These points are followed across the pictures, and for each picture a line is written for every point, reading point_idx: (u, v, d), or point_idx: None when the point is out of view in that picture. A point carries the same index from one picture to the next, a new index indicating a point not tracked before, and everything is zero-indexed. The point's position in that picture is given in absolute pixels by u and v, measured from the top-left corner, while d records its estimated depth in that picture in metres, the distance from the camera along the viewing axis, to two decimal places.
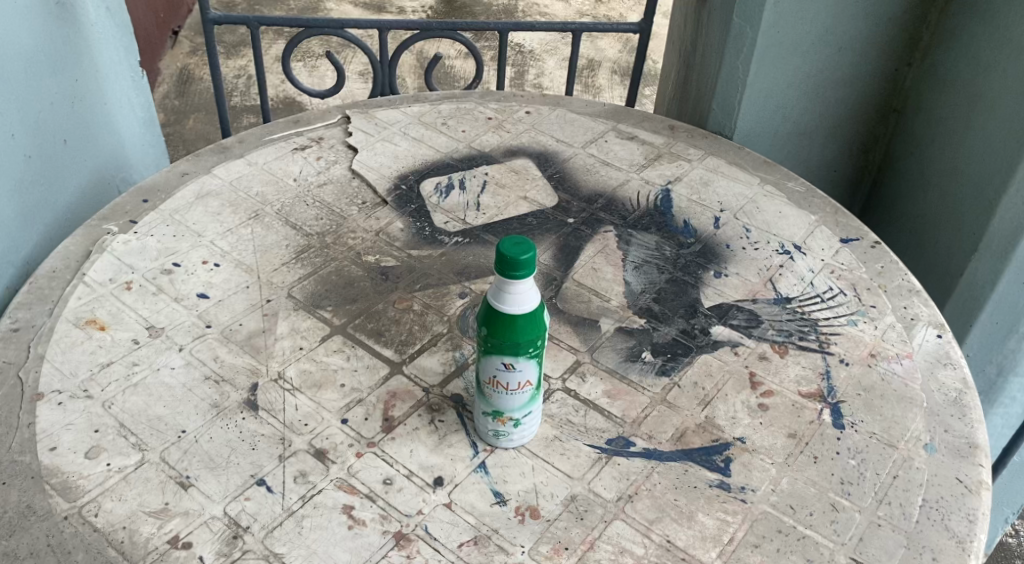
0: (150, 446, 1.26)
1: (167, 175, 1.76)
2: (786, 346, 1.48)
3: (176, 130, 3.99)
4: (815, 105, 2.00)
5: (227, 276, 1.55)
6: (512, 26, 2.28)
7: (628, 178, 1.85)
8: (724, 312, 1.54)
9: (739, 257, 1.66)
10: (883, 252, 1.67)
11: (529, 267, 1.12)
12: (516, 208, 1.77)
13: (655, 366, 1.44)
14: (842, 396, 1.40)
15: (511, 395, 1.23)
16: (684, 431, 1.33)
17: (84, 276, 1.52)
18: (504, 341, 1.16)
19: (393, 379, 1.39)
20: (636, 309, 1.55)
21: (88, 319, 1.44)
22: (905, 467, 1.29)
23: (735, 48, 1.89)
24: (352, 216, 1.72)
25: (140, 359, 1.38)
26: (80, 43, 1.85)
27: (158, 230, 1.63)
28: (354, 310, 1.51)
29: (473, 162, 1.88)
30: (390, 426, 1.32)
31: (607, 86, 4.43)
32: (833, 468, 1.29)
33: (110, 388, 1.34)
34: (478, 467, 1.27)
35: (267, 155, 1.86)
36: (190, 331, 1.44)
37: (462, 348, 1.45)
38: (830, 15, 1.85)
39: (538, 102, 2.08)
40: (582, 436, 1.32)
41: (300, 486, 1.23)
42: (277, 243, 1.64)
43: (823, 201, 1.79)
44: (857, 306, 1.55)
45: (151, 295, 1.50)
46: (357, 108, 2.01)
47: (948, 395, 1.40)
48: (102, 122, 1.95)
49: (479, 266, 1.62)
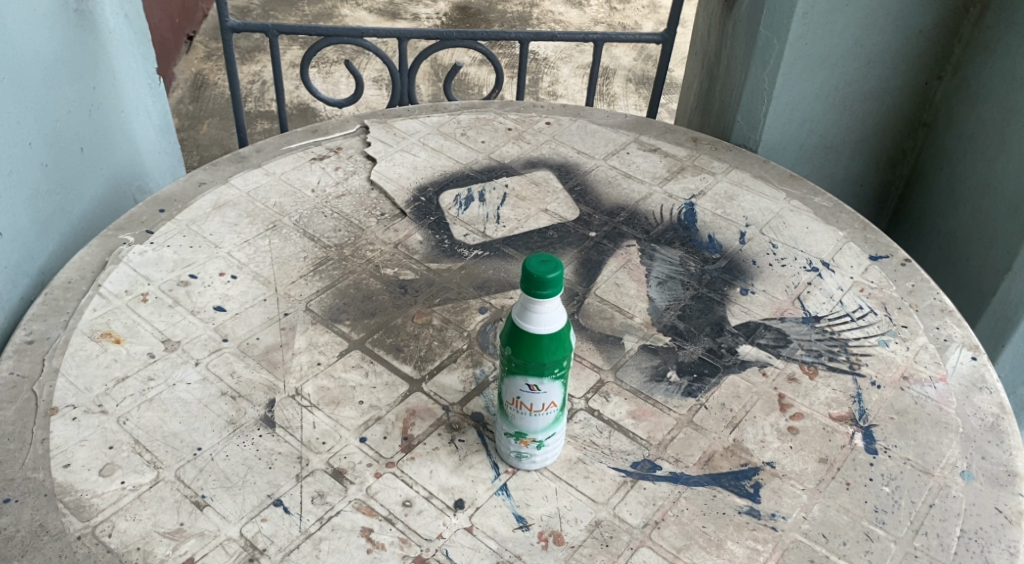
0: (165, 464, 1.23)
1: (184, 185, 1.74)
2: (815, 367, 1.44)
3: (190, 135, 3.99)
4: (842, 118, 1.96)
5: (244, 288, 1.52)
6: (533, 35, 2.25)
7: (651, 191, 1.82)
8: (751, 330, 1.50)
9: (766, 274, 1.62)
10: (914, 270, 1.63)
11: (555, 286, 1.08)
12: (537, 220, 1.74)
13: (681, 387, 1.40)
14: (874, 419, 1.36)
15: (535, 417, 1.19)
16: (711, 455, 1.30)
17: (99, 287, 1.50)
18: (528, 361, 1.13)
19: (412, 397, 1.36)
20: (661, 326, 1.51)
21: (104, 332, 1.42)
22: (941, 495, 1.25)
23: (761, 60, 1.86)
24: (370, 228, 1.70)
25: (156, 374, 1.36)
26: (98, 50, 1.84)
27: (174, 241, 1.61)
28: (373, 325, 1.48)
29: (493, 174, 1.85)
30: (409, 445, 1.29)
31: (622, 94, 4.41)
32: (866, 496, 1.25)
33: (125, 403, 1.31)
34: (500, 490, 1.23)
35: (285, 165, 1.83)
36: (207, 345, 1.41)
37: (483, 364, 1.42)
38: (859, 27, 1.81)
39: (559, 112, 2.05)
40: (606, 459, 1.29)
41: (317, 507, 1.20)
42: (294, 255, 1.61)
43: (850, 217, 1.75)
44: (888, 326, 1.51)
45: (166, 307, 1.47)
46: (375, 117, 1.99)
47: (985, 421, 1.36)
48: (119, 129, 1.93)
49: (499, 280, 1.59)
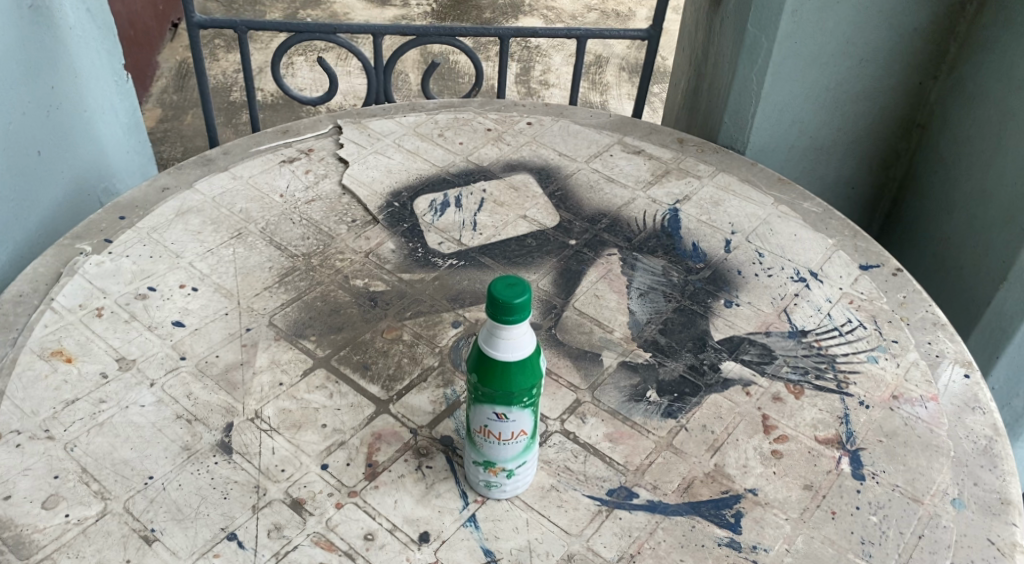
0: (113, 495, 1.16)
1: (146, 190, 1.67)
2: (801, 386, 1.38)
3: (173, 126, 3.90)
4: (833, 119, 1.89)
5: (206, 301, 1.45)
6: (515, 31, 2.16)
7: (634, 196, 1.75)
8: (735, 346, 1.44)
9: (752, 285, 1.56)
10: (905, 280, 1.57)
11: (523, 311, 1.02)
12: (515, 227, 1.67)
13: (661, 407, 1.34)
14: (861, 442, 1.30)
15: (503, 445, 1.12)
16: (691, 481, 1.24)
17: (52, 301, 1.42)
18: (495, 390, 1.06)
19: (378, 419, 1.29)
20: (642, 341, 1.45)
21: (54, 350, 1.35)
22: (931, 526, 1.19)
23: (749, 59, 1.79)
24: (341, 236, 1.63)
25: (108, 396, 1.29)
26: (55, 48, 1.76)
27: (135, 250, 1.54)
28: (339, 340, 1.41)
29: (471, 178, 1.78)
30: (373, 472, 1.22)
31: (614, 83, 4.33)
32: (852, 526, 1.19)
33: (73, 428, 1.24)
34: (467, 521, 1.17)
35: (253, 168, 1.76)
36: (163, 364, 1.34)
37: (454, 384, 1.35)
38: (852, 25, 1.74)
39: (541, 111, 1.98)
40: (581, 486, 1.23)
41: (273, 541, 1.13)
42: (259, 265, 1.54)
43: (841, 223, 1.69)
44: (877, 341, 1.45)
45: (122, 322, 1.40)
46: (349, 117, 1.91)
47: (978, 444, 1.30)
48: (82, 130, 1.86)
49: (474, 291, 1.52)
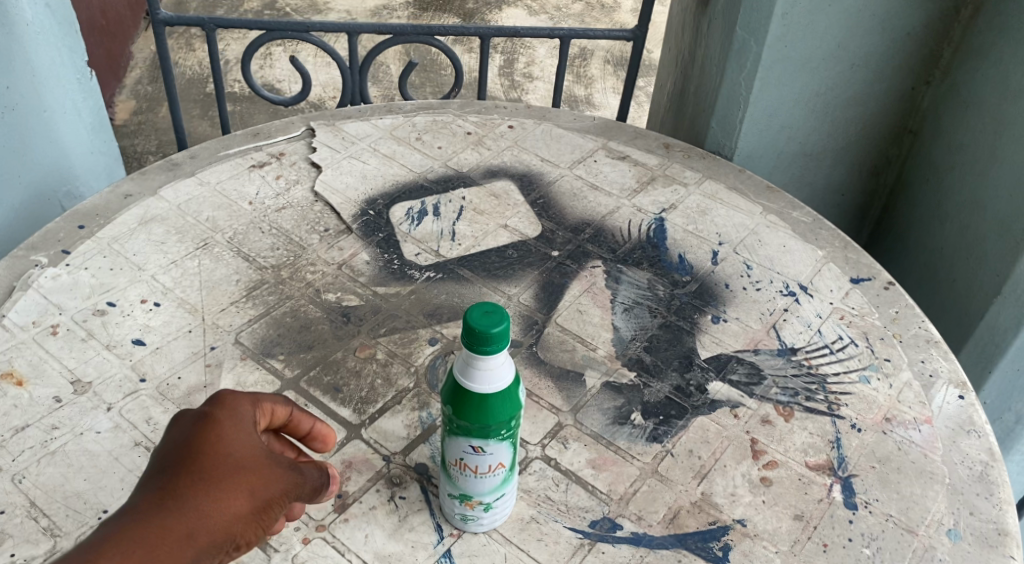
0: (64, 531, 1.10)
1: (107, 197, 1.59)
2: (791, 408, 1.32)
3: (148, 118, 3.80)
4: (822, 124, 1.84)
5: (168, 317, 1.38)
6: (495, 30, 2.08)
7: (619, 205, 1.69)
8: (722, 364, 1.38)
9: (740, 300, 1.50)
10: (898, 295, 1.52)
11: (501, 341, 0.96)
12: (495, 237, 1.60)
13: (646, 431, 1.28)
14: (854, 469, 1.25)
15: (480, 479, 1.06)
16: (677, 511, 1.18)
17: (3, 318, 1.35)
18: (472, 423, 1.00)
19: (350, 446, 1.23)
20: (626, 360, 1.39)
21: (4, 372, 1.27)
22: (926, 559, 1.15)
23: (738, 63, 1.74)
24: (313, 246, 1.55)
25: (62, 422, 1.22)
26: (9, 47, 1.66)
27: (94, 262, 1.46)
28: (309, 360, 1.35)
29: (449, 184, 1.71)
30: (343, 504, 1.16)
31: (599, 76, 4.26)
32: (844, 559, 1.14)
33: (23, 458, 1.17)
34: (442, 557, 1.11)
35: (221, 173, 1.68)
36: (121, 387, 1.27)
37: (430, 407, 1.29)
38: (843, 29, 1.68)
39: (523, 114, 1.91)
40: (562, 517, 1.17)
41: None
42: (225, 278, 1.47)
43: (831, 234, 1.63)
44: (869, 359, 1.40)
45: (78, 341, 1.33)
46: (323, 119, 1.83)
47: (973, 470, 1.25)
48: (38, 132, 1.77)
49: (452, 306, 1.46)
